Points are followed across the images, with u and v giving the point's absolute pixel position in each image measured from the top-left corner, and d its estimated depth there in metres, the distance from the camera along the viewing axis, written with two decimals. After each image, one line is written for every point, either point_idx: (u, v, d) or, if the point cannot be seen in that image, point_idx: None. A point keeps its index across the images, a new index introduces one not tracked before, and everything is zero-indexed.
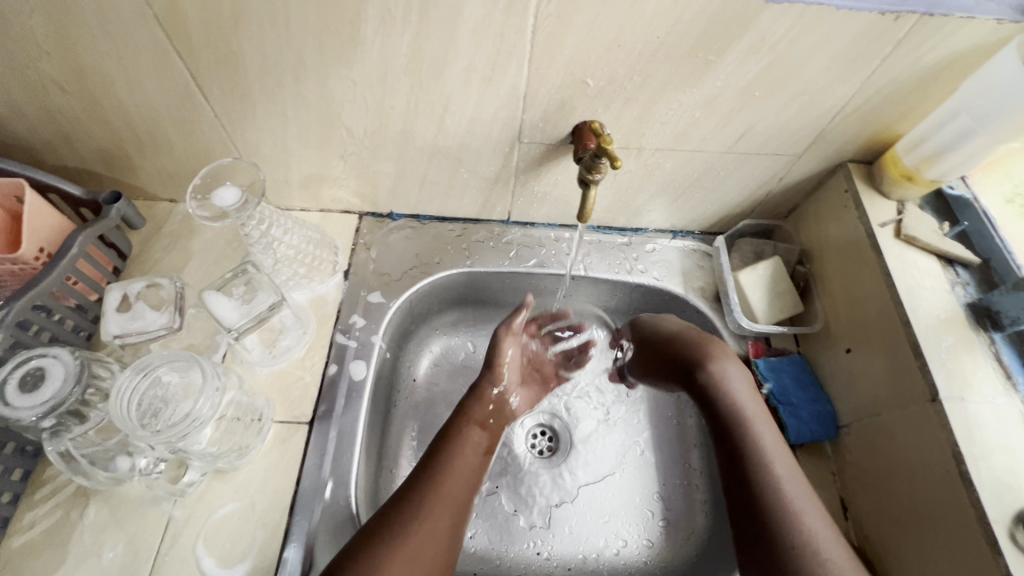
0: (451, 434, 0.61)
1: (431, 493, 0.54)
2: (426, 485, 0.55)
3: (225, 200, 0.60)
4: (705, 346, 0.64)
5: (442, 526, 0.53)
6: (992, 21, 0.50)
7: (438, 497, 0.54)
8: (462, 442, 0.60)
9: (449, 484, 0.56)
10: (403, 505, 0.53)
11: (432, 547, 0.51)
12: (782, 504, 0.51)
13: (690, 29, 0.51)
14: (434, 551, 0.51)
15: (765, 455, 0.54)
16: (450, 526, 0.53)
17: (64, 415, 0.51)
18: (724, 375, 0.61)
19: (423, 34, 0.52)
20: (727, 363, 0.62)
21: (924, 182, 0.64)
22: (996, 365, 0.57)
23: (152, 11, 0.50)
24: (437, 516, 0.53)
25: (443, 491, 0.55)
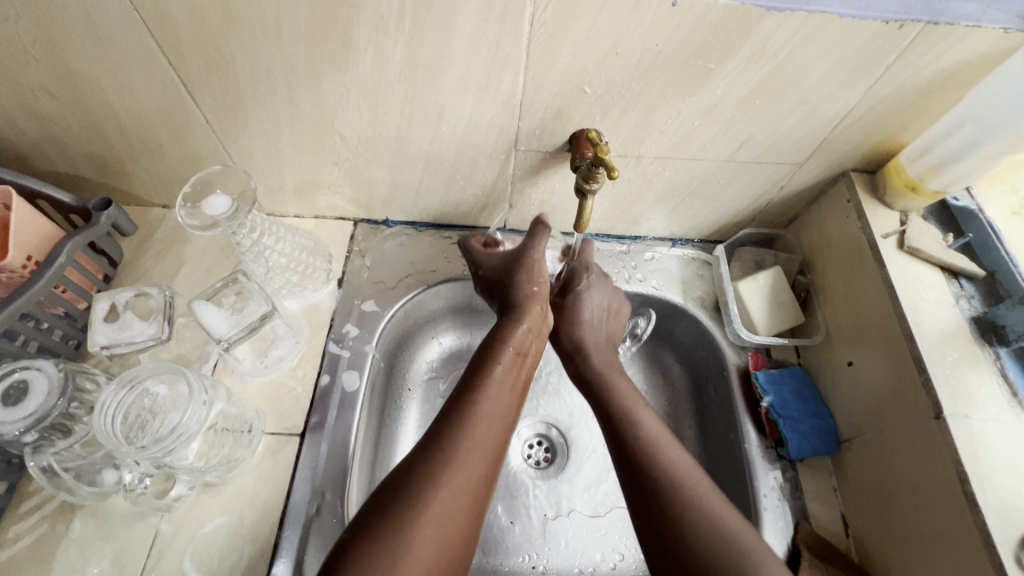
0: (481, 369, 0.58)
1: (465, 433, 0.51)
2: (460, 424, 0.52)
3: (215, 208, 0.58)
4: (584, 333, 0.69)
5: (478, 465, 0.50)
6: (999, 30, 0.49)
7: (473, 435, 0.51)
8: (491, 379, 0.57)
9: (483, 423, 0.53)
10: (439, 449, 0.50)
11: (471, 487, 0.49)
12: (656, 461, 0.53)
13: (689, 37, 0.50)
14: (468, 494, 0.48)
15: (637, 424, 0.57)
16: (487, 467, 0.51)
17: (47, 429, 0.50)
18: (593, 361, 0.67)
19: (416, 40, 0.51)
20: (598, 352, 0.68)
21: (928, 193, 0.63)
22: (1001, 381, 0.55)
23: (140, 17, 0.49)
24: (473, 453, 0.50)
25: (480, 430, 0.52)
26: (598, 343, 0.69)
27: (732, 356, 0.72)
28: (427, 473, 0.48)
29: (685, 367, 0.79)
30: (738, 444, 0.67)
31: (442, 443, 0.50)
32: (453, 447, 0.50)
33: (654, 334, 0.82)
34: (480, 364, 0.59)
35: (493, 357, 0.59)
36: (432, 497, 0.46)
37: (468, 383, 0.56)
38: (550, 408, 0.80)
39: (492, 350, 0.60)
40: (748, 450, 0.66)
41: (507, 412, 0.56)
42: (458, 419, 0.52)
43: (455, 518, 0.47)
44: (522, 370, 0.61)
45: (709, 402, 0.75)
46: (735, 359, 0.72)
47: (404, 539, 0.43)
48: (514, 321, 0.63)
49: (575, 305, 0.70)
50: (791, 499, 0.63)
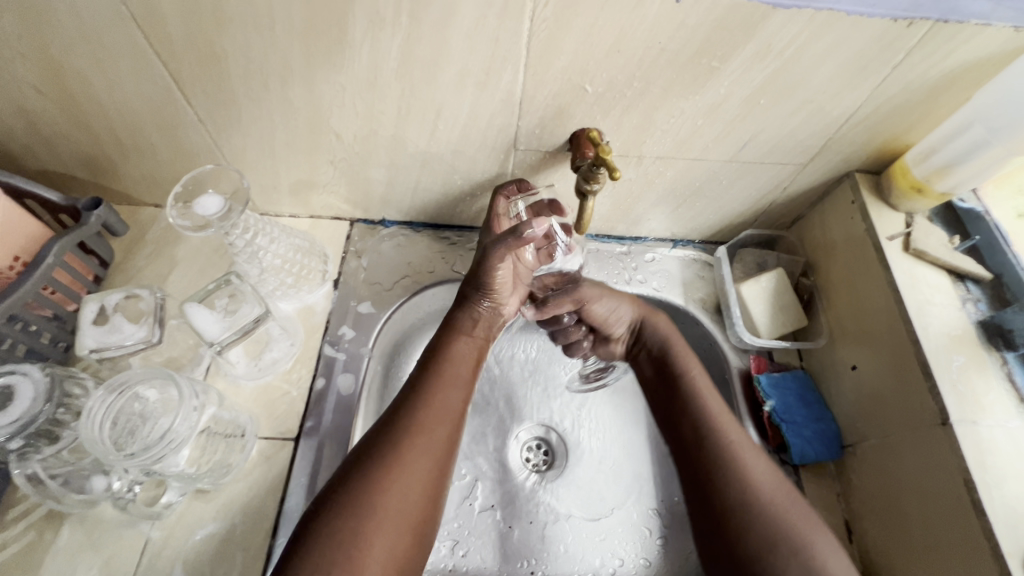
0: (438, 348, 0.59)
1: (422, 409, 0.52)
2: (416, 401, 0.53)
3: (207, 208, 0.57)
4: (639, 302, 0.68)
5: (438, 438, 0.51)
6: (1009, 29, 0.48)
7: (433, 411, 0.52)
8: (451, 358, 0.58)
9: (442, 398, 0.54)
10: (393, 426, 0.51)
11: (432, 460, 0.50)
12: (716, 438, 0.54)
13: (693, 35, 0.49)
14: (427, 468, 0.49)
15: (699, 398, 0.57)
16: (447, 441, 0.52)
17: (34, 435, 0.49)
18: (658, 325, 0.65)
19: (413, 37, 0.49)
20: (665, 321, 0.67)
21: (934, 194, 0.62)
22: (1009, 387, 0.54)
23: (129, 11, 0.48)
24: (433, 427, 0.51)
25: (437, 405, 0.53)
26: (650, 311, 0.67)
27: (734, 359, 0.71)
28: (386, 449, 0.49)
29: None
30: None
31: (399, 420, 0.51)
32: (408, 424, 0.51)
33: None
34: (440, 343, 0.59)
35: (451, 338, 0.60)
36: (391, 470, 0.47)
37: (427, 361, 0.58)
38: (549, 411, 0.79)
39: (446, 330, 0.61)
40: None
41: (465, 386, 0.57)
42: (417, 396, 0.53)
43: (416, 492, 0.48)
44: (478, 349, 0.62)
45: None
46: (737, 362, 0.71)
47: (365, 514, 0.45)
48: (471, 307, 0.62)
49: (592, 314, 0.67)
50: None
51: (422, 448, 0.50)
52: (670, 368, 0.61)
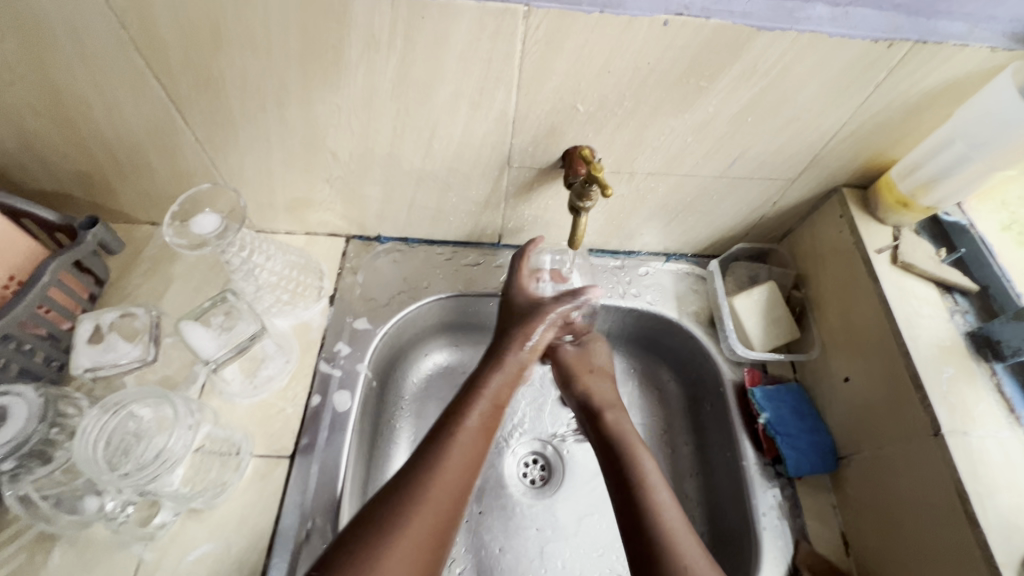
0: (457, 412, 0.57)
1: (437, 469, 0.51)
2: (427, 459, 0.52)
3: (203, 227, 0.58)
4: (606, 394, 0.68)
5: (445, 503, 0.50)
6: (986, 49, 0.50)
7: (439, 475, 0.51)
8: (466, 425, 0.56)
9: (451, 467, 0.52)
10: (404, 486, 0.50)
11: (433, 531, 0.48)
12: None
13: (680, 56, 0.50)
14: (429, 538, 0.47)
15: (657, 510, 0.54)
16: (450, 510, 0.50)
17: (26, 456, 0.48)
18: (623, 426, 0.64)
19: (407, 60, 0.51)
20: (625, 419, 0.66)
21: (920, 209, 0.63)
22: (998, 398, 0.55)
23: (128, 36, 0.49)
24: (440, 496, 0.50)
25: (445, 468, 0.51)
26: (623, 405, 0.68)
27: (727, 371, 0.71)
28: (401, 501, 0.48)
29: (681, 384, 0.79)
30: (736, 461, 0.67)
31: (409, 481, 0.50)
32: (418, 478, 0.50)
33: (649, 350, 0.81)
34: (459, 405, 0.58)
35: (471, 406, 0.58)
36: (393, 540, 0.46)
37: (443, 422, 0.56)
38: (545, 426, 0.79)
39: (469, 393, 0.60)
40: (746, 468, 0.65)
41: (478, 452, 0.55)
42: (422, 467, 0.51)
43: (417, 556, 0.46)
44: (492, 419, 0.58)
45: (705, 417, 0.74)
46: (731, 375, 0.71)
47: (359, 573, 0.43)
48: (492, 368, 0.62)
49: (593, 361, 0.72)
50: (790, 518, 0.62)
51: (418, 518, 0.48)
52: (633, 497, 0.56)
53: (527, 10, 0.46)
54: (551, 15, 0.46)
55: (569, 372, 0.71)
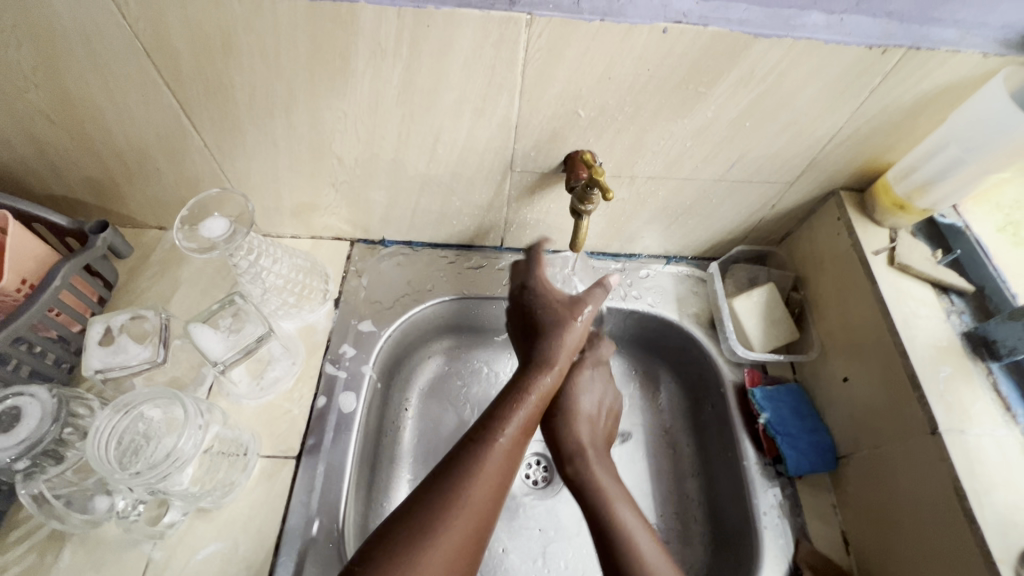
0: (499, 413, 0.57)
1: (476, 471, 0.52)
2: (466, 459, 0.53)
3: (213, 231, 0.59)
4: (579, 438, 0.65)
5: (483, 503, 0.51)
6: (978, 54, 0.51)
7: (479, 478, 0.52)
8: (505, 427, 0.55)
9: (490, 469, 0.53)
10: (446, 487, 0.51)
11: (471, 534, 0.50)
12: None
13: (679, 63, 0.51)
14: (467, 534, 0.49)
15: (641, 569, 0.54)
16: (487, 508, 0.52)
17: (40, 456, 0.50)
18: (597, 476, 0.62)
19: (413, 68, 0.52)
20: (599, 463, 0.64)
21: (916, 211, 0.64)
22: (994, 397, 0.56)
23: (142, 46, 0.50)
24: (478, 496, 0.51)
25: (486, 474, 0.52)
26: (597, 447, 0.66)
27: (728, 372, 0.72)
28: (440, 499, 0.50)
29: (682, 385, 0.79)
30: (737, 461, 0.67)
31: (451, 484, 0.51)
32: (460, 482, 0.51)
33: (650, 352, 0.82)
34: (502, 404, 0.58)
35: (512, 407, 0.57)
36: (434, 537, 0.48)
37: (484, 423, 0.56)
38: None
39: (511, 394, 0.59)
40: (747, 468, 0.66)
41: (516, 455, 0.55)
42: (462, 466, 0.52)
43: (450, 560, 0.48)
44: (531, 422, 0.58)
45: (706, 418, 0.75)
46: (731, 376, 0.72)
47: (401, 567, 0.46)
48: (539, 370, 0.61)
49: (572, 401, 0.67)
50: (791, 517, 0.63)
51: (455, 525, 0.49)
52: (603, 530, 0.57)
53: (530, 18, 0.47)
54: (553, 23, 0.48)
55: (548, 409, 0.68)
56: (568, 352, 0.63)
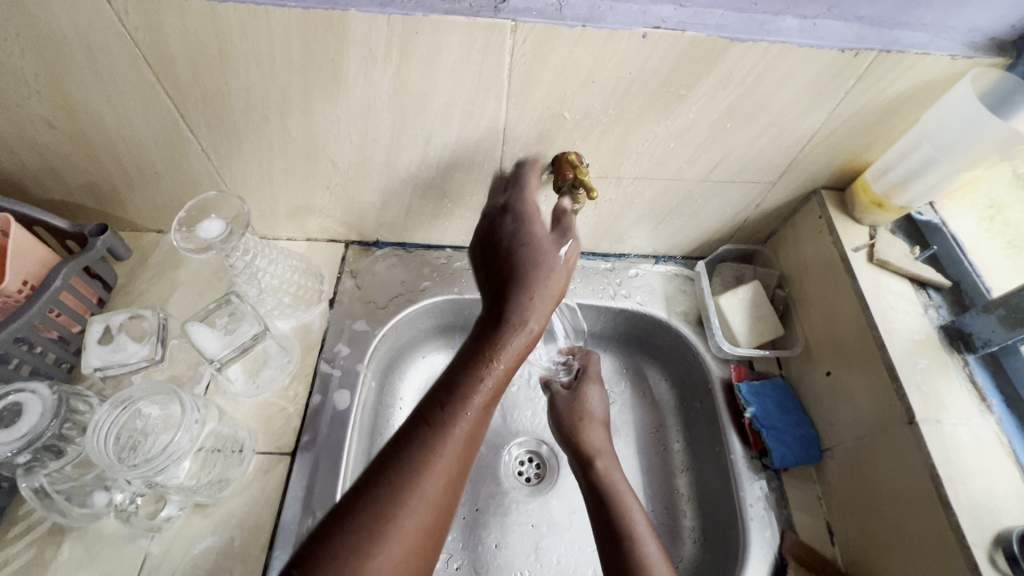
0: (457, 388, 0.47)
1: (429, 459, 0.44)
2: (417, 446, 0.44)
3: (209, 232, 0.61)
4: (596, 443, 0.67)
5: (437, 493, 0.44)
6: (946, 57, 0.53)
7: (434, 466, 0.44)
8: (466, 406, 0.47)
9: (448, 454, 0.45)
10: (398, 475, 0.43)
11: (427, 528, 0.43)
12: None
13: (660, 66, 0.53)
14: (421, 528, 0.43)
15: (645, 567, 0.53)
16: (446, 496, 0.45)
17: (40, 450, 0.51)
18: (614, 477, 0.63)
19: (403, 72, 0.54)
20: (614, 467, 0.65)
21: (893, 209, 0.66)
22: (970, 388, 0.58)
23: (140, 52, 0.52)
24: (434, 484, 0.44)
25: (440, 462, 0.44)
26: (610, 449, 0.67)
27: (715, 368, 0.74)
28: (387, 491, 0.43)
29: (672, 382, 0.81)
30: (724, 455, 0.69)
31: (401, 472, 0.43)
32: (410, 474, 0.43)
33: (640, 350, 0.83)
34: (460, 379, 0.48)
35: (471, 380, 0.48)
36: (383, 534, 0.41)
37: (441, 404, 0.47)
38: (540, 426, 0.81)
39: (473, 361, 0.48)
40: (734, 461, 0.67)
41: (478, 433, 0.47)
42: (412, 452, 0.44)
43: (405, 563, 0.42)
44: (498, 391, 0.49)
45: (695, 414, 0.76)
46: (719, 372, 0.73)
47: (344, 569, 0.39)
48: (510, 329, 0.49)
49: (584, 408, 0.71)
50: (777, 509, 0.64)
51: (410, 524, 0.42)
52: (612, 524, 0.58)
53: (514, 25, 0.49)
54: (536, 30, 0.50)
55: (562, 420, 0.71)
56: (545, 309, 0.51)
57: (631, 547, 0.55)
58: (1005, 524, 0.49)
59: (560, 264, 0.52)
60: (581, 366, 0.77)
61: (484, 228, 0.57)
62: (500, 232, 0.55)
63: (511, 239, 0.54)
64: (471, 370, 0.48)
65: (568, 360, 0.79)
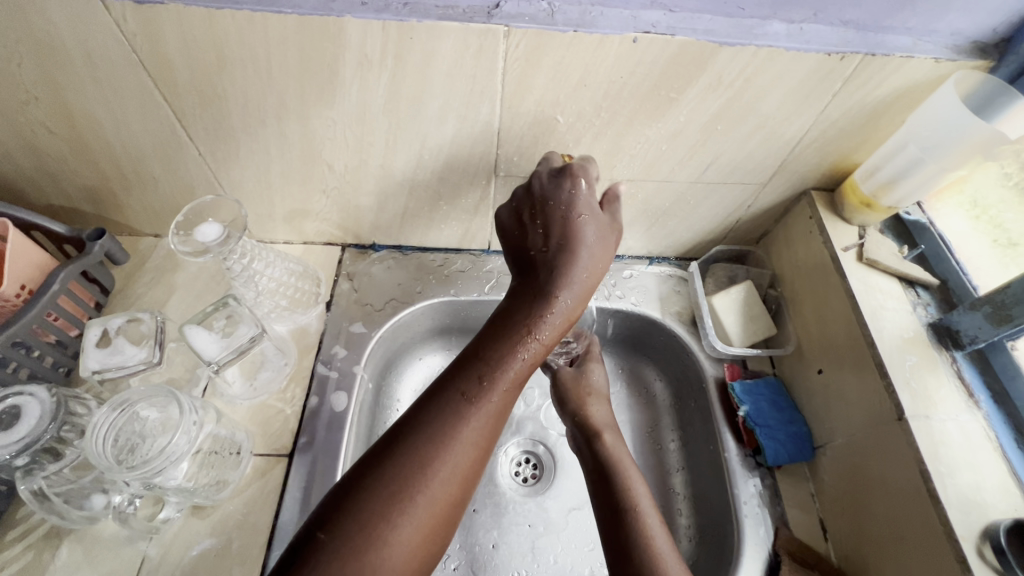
0: (495, 359, 0.50)
1: (462, 425, 0.47)
2: (449, 415, 0.47)
3: (206, 236, 0.61)
4: (599, 417, 0.68)
5: (469, 457, 0.47)
6: (930, 60, 0.54)
7: (464, 433, 0.47)
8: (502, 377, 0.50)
9: (480, 422, 0.48)
10: (425, 440, 0.46)
11: (452, 493, 0.46)
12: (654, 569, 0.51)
13: (651, 70, 0.54)
14: (449, 491, 0.45)
15: (647, 537, 0.54)
16: (472, 463, 0.47)
17: (39, 452, 0.51)
18: (615, 451, 0.64)
19: (398, 76, 0.55)
20: (616, 441, 0.66)
21: (882, 209, 0.67)
22: (958, 384, 0.59)
23: (138, 57, 0.52)
24: (464, 448, 0.47)
25: (471, 429, 0.47)
26: (612, 426, 0.68)
27: (709, 368, 0.75)
28: (415, 456, 0.45)
29: (667, 382, 0.81)
30: (719, 453, 0.69)
31: (430, 438, 0.46)
32: (440, 440, 0.46)
33: (635, 350, 0.84)
34: (496, 351, 0.51)
35: (511, 350, 0.51)
36: (409, 497, 0.44)
37: (479, 375, 0.50)
38: (536, 426, 0.81)
39: (513, 333, 0.52)
40: (728, 459, 0.68)
41: (508, 404, 0.51)
42: (443, 420, 0.47)
43: (430, 524, 0.44)
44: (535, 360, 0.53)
45: (690, 413, 0.77)
46: (713, 371, 0.74)
47: (370, 529, 0.42)
48: (551, 299, 0.52)
49: (589, 383, 0.72)
50: (770, 506, 0.65)
51: (437, 489, 0.45)
52: (614, 496, 0.59)
53: (507, 30, 0.50)
54: (529, 34, 0.51)
55: (564, 395, 0.71)
56: (582, 288, 0.54)
57: (633, 518, 0.56)
58: (993, 517, 0.50)
59: (601, 247, 0.55)
60: (583, 350, 0.76)
61: (539, 189, 0.56)
62: (554, 197, 0.55)
63: (554, 205, 0.55)
64: (511, 342, 0.51)
65: (570, 343, 0.77)
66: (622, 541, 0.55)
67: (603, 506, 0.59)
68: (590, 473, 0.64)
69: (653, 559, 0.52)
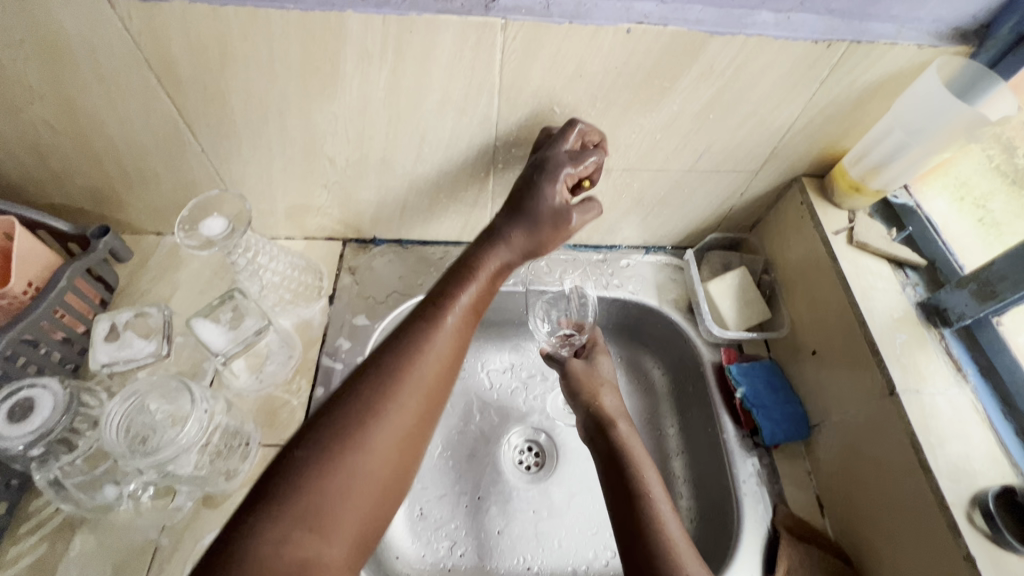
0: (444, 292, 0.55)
1: (422, 348, 0.50)
2: (410, 343, 0.50)
3: (212, 229, 0.63)
4: (609, 408, 0.69)
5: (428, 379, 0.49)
6: (914, 46, 0.56)
7: (426, 355, 0.50)
8: (455, 303, 0.54)
9: (436, 345, 0.51)
10: (390, 364, 0.48)
11: (418, 414, 0.48)
12: (674, 564, 0.52)
13: (644, 60, 0.56)
14: (412, 410, 0.47)
15: (659, 525, 0.55)
16: (437, 388, 0.50)
17: (53, 443, 0.53)
18: (627, 439, 0.65)
19: (398, 70, 0.56)
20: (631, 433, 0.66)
21: (870, 192, 0.69)
22: (947, 359, 0.61)
23: (142, 55, 0.53)
24: (425, 372, 0.49)
25: (433, 353, 0.50)
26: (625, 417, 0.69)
27: (707, 353, 0.76)
28: (380, 379, 0.47)
29: (664, 368, 0.83)
30: (716, 435, 0.71)
31: (393, 362, 0.49)
32: (401, 362, 0.49)
33: (632, 337, 0.86)
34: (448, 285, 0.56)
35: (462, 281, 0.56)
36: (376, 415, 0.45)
37: (433, 303, 0.54)
38: (538, 414, 0.82)
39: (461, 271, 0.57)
40: (726, 441, 0.69)
41: (465, 333, 0.54)
42: (408, 344, 0.50)
43: (396, 444, 0.46)
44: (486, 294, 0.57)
45: (688, 399, 0.79)
46: (710, 356, 0.76)
47: (340, 447, 0.43)
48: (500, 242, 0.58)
49: (601, 374, 0.72)
50: (768, 484, 0.67)
51: (409, 398, 0.47)
52: (627, 485, 0.60)
53: (504, 23, 0.52)
54: (526, 26, 0.52)
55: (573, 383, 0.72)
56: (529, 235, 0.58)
57: (644, 505, 0.57)
58: (982, 485, 0.52)
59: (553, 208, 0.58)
60: (585, 342, 0.78)
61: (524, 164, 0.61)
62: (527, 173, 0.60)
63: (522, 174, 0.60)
64: (460, 276, 0.56)
65: (572, 336, 0.79)
66: (636, 527, 0.56)
67: (615, 496, 0.60)
68: (599, 462, 0.65)
69: (667, 549, 0.53)
